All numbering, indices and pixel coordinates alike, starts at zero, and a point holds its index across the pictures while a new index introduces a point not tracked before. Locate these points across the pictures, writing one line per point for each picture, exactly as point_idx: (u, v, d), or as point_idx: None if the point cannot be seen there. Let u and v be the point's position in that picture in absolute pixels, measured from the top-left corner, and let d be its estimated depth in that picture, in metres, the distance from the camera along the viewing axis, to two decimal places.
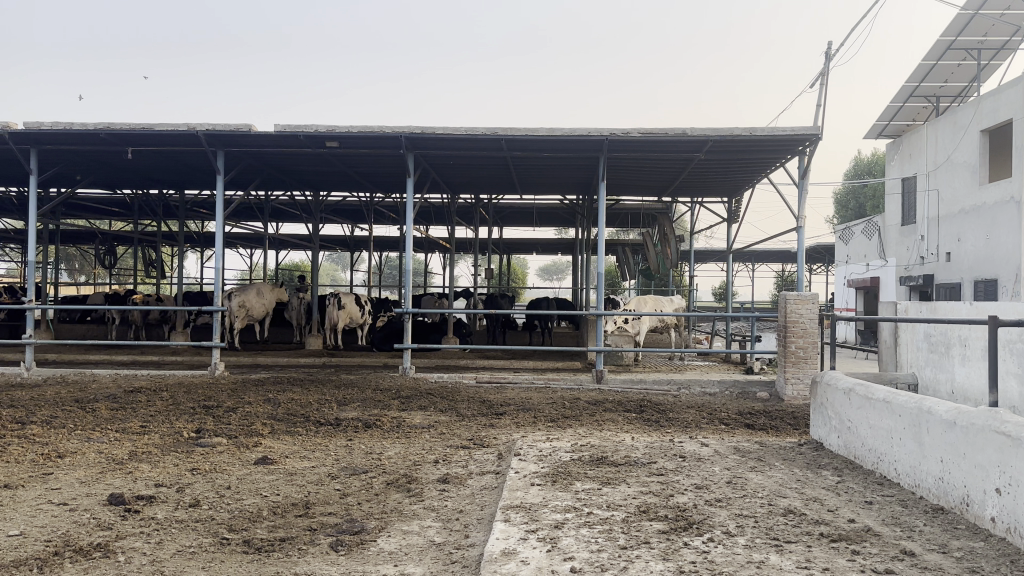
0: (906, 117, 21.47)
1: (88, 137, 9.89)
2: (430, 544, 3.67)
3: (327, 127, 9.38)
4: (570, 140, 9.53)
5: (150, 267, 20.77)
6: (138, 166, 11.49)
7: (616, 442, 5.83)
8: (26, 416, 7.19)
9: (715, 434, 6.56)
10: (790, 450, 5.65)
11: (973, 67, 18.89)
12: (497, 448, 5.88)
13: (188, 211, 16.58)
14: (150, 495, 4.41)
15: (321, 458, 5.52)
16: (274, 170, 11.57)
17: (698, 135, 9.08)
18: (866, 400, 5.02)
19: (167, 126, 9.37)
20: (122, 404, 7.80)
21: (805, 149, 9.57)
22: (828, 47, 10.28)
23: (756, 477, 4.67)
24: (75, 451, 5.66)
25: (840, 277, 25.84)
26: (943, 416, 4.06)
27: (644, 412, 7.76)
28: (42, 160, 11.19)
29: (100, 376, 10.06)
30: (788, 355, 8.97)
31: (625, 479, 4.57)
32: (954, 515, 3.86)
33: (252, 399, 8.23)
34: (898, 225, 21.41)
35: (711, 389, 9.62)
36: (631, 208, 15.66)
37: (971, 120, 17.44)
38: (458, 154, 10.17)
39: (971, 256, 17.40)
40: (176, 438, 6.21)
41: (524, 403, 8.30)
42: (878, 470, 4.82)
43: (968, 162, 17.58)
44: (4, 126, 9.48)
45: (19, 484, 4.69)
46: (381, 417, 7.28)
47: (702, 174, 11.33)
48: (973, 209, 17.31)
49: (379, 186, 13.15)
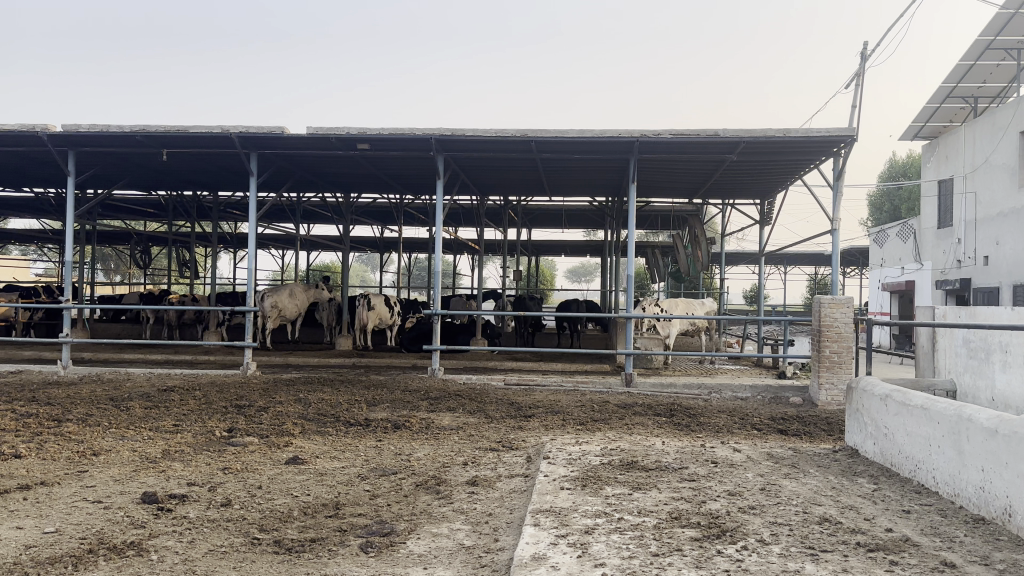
0: (943, 118, 21.08)
1: (125, 139, 10.04)
2: (460, 547, 3.65)
3: (358, 130, 9.43)
4: (601, 142, 9.49)
5: (184, 267, 21.09)
6: (173, 167, 11.64)
7: (646, 446, 5.78)
8: (63, 413, 7.31)
9: (748, 439, 6.46)
10: (824, 457, 5.55)
11: (1012, 67, 18.50)
12: (526, 451, 5.86)
13: (221, 213, 16.77)
14: (182, 494, 4.45)
15: (352, 459, 5.54)
16: (306, 172, 11.66)
17: (730, 137, 8.98)
18: (904, 406, 4.92)
19: (202, 128, 9.49)
20: (156, 403, 7.90)
21: (841, 150, 9.41)
22: (864, 47, 10.11)
23: (789, 484, 4.60)
24: (110, 449, 5.74)
25: (875, 280, 25.41)
26: (984, 423, 3.96)
27: (674, 416, 7.68)
28: (81, 162, 11.40)
29: (134, 375, 10.21)
30: (823, 360, 8.83)
31: (656, 484, 4.52)
32: (996, 526, 3.76)
33: (283, 399, 8.29)
34: (934, 227, 21.01)
35: (743, 394, 9.51)
36: (661, 210, 15.54)
37: (1011, 121, 17.07)
38: (487, 156, 10.17)
39: (1011, 260, 17.00)
40: (209, 437, 6.27)
41: (553, 405, 8.27)
42: (915, 478, 4.72)
43: (1007, 164, 17.20)
44: (43, 129, 9.66)
45: (55, 482, 4.76)
46: (410, 418, 7.29)
47: (734, 176, 11.21)
48: (1012, 211, 16.92)
49: (408, 188, 13.20)
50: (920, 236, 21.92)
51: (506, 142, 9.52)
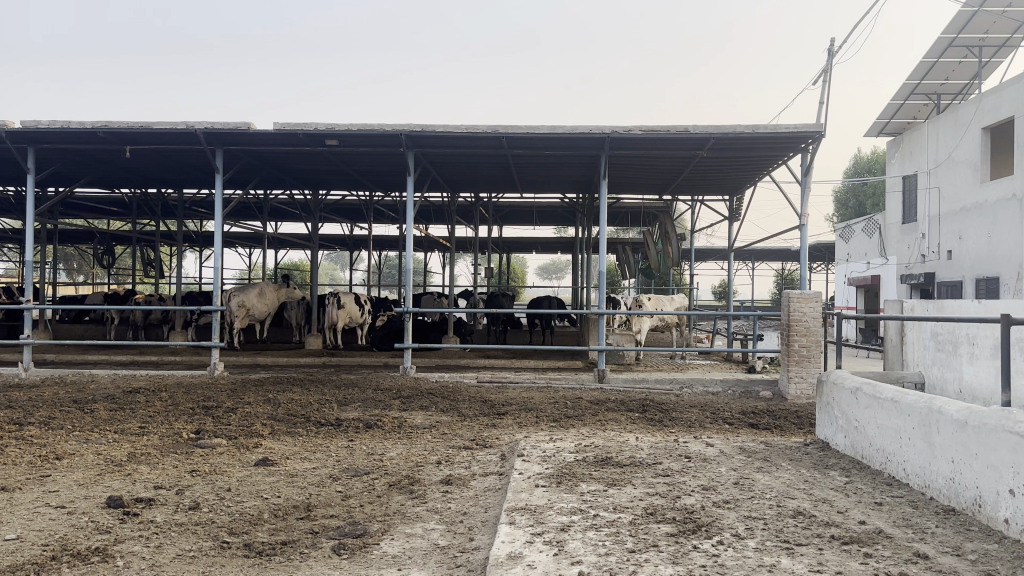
0: (907, 115, 21.42)
1: (87, 136, 9.81)
2: (434, 547, 3.60)
3: (327, 125, 9.29)
4: (572, 138, 9.48)
5: (150, 267, 20.76)
6: (136, 164, 11.41)
7: (620, 442, 5.77)
8: (24, 417, 7.11)
9: (720, 434, 6.50)
10: (796, 450, 5.60)
11: (974, 64, 18.84)
12: (501, 448, 5.82)
13: (187, 211, 16.47)
14: (149, 497, 4.35)
15: (323, 459, 5.46)
16: (273, 168, 11.50)
17: (700, 132, 9.01)
18: (874, 399, 4.97)
19: (166, 124, 9.30)
20: (122, 405, 7.73)
21: (809, 146, 9.50)
22: (831, 43, 10.22)
23: (763, 478, 4.61)
24: (74, 452, 5.60)
25: (841, 275, 25.80)
26: (954, 416, 3.99)
27: (647, 412, 7.70)
28: (40, 159, 11.11)
29: (99, 377, 9.98)
30: (792, 354, 8.92)
31: (631, 480, 4.51)
32: (966, 517, 3.80)
33: (253, 400, 8.16)
34: (899, 222, 21.36)
35: (714, 389, 9.56)
36: (631, 207, 15.58)
37: (973, 117, 17.37)
38: (458, 152, 10.11)
39: (974, 254, 17.30)
40: (176, 439, 6.15)
41: (526, 402, 8.24)
42: (886, 470, 4.77)
43: (969, 160, 17.54)
44: (2, 125, 9.39)
45: (16, 487, 4.63)
46: (382, 418, 7.20)
47: (704, 172, 11.26)
48: (975, 206, 17.22)
49: (378, 184, 13.09)
50: (885, 231, 22.28)
51: (477, 138, 9.47)
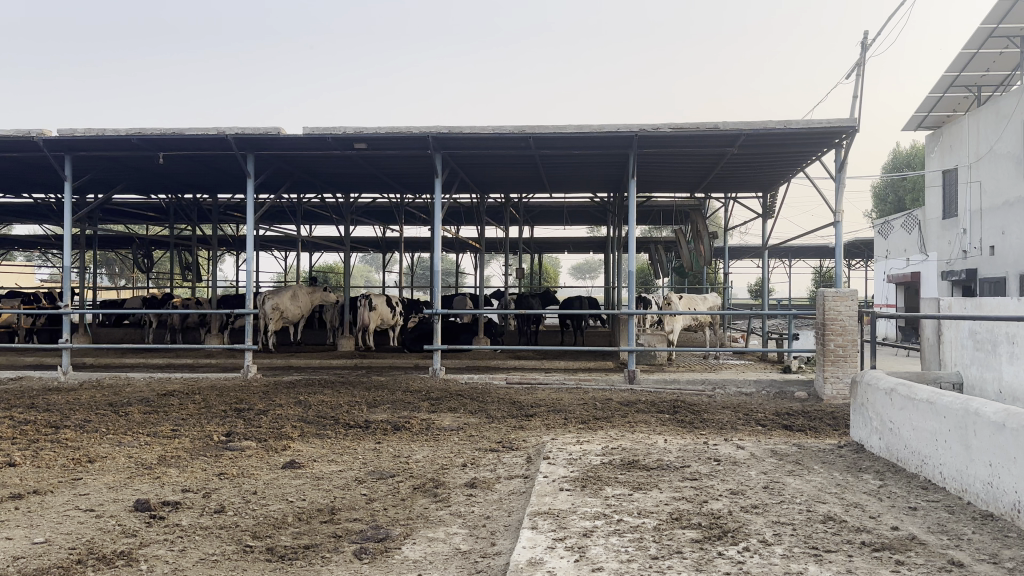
0: (946, 107, 20.92)
1: (122, 142, 9.99)
2: (456, 552, 3.57)
3: (355, 128, 9.33)
4: (600, 137, 9.39)
5: (187, 270, 21.09)
6: (170, 170, 11.60)
7: (648, 445, 5.68)
8: (61, 420, 7.25)
9: (751, 436, 6.38)
10: (829, 453, 5.46)
11: (1015, 54, 18.32)
12: (527, 451, 5.78)
13: (222, 216, 16.69)
14: (176, 501, 4.39)
15: (349, 462, 5.47)
16: (303, 172, 11.60)
17: (730, 129, 8.87)
18: (909, 400, 4.83)
19: (197, 130, 9.43)
20: (155, 408, 7.85)
21: (842, 141, 9.31)
22: (866, 35, 10.01)
23: (794, 481, 4.51)
24: (106, 455, 5.69)
25: (880, 272, 25.30)
26: (992, 417, 3.86)
27: (678, 413, 7.60)
28: (77, 167, 11.35)
29: (135, 380, 10.17)
30: (828, 353, 8.73)
31: (657, 484, 4.44)
32: (1005, 522, 3.67)
33: (284, 402, 8.22)
34: (939, 218, 20.85)
35: (748, 389, 9.39)
36: (663, 205, 15.42)
37: (1015, 109, 16.90)
38: (486, 153, 10.08)
39: (1017, 249, 16.82)
40: (206, 441, 6.22)
41: (556, 404, 8.19)
42: (921, 473, 4.63)
43: (1011, 152, 17.07)
44: (39, 134, 9.60)
45: (48, 490, 4.71)
46: (410, 420, 7.21)
47: (735, 169, 11.11)
48: (1019, 200, 16.74)
49: (407, 186, 13.14)
50: (925, 227, 21.77)
51: (504, 138, 9.43)
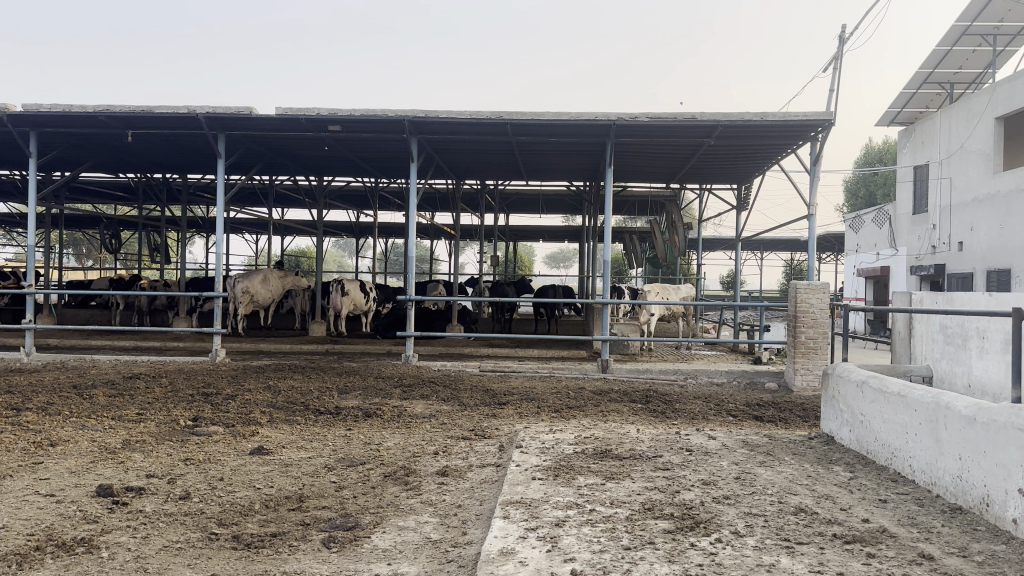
0: (919, 103, 21.14)
1: (89, 119, 9.74)
2: (426, 541, 3.52)
3: (329, 110, 9.19)
4: (578, 125, 9.33)
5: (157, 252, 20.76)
6: (139, 149, 11.34)
7: (620, 434, 5.66)
8: (23, 402, 7.08)
9: (722, 426, 6.40)
10: (800, 444, 5.48)
11: (988, 52, 18.54)
12: (499, 439, 5.73)
13: (193, 196, 16.39)
14: (140, 487, 4.29)
15: (318, 449, 5.38)
16: (276, 154, 11.41)
17: (708, 120, 8.87)
18: (880, 393, 4.86)
19: (167, 108, 9.23)
20: (121, 391, 7.69)
21: (818, 135, 9.36)
22: (844, 28, 10.03)
23: (766, 472, 4.52)
24: (69, 439, 5.55)
25: (850, 266, 25.61)
26: (962, 411, 3.88)
27: (650, 403, 7.60)
28: (42, 144, 11.06)
29: (100, 363, 9.95)
30: (799, 345, 8.78)
31: (629, 473, 4.42)
32: (973, 516, 3.70)
33: (253, 387, 8.10)
34: (909, 213, 21.12)
35: (719, 379, 9.41)
36: (639, 195, 15.41)
37: (986, 107, 17.13)
38: (462, 137, 9.98)
39: (985, 246, 17.11)
40: (173, 426, 6.10)
41: (528, 392, 8.15)
42: (891, 466, 4.67)
43: (981, 150, 17.32)
44: (3, 108, 9.34)
45: (7, 474, 4.57)
46: (382, 406, 7.12)
47: (712, 159, 11.13)
48: (987, 197, 17.00)
49: (382, 171, 13.00)
50: (896, 222, 22.03)
51: (481, 124, 9.35)
